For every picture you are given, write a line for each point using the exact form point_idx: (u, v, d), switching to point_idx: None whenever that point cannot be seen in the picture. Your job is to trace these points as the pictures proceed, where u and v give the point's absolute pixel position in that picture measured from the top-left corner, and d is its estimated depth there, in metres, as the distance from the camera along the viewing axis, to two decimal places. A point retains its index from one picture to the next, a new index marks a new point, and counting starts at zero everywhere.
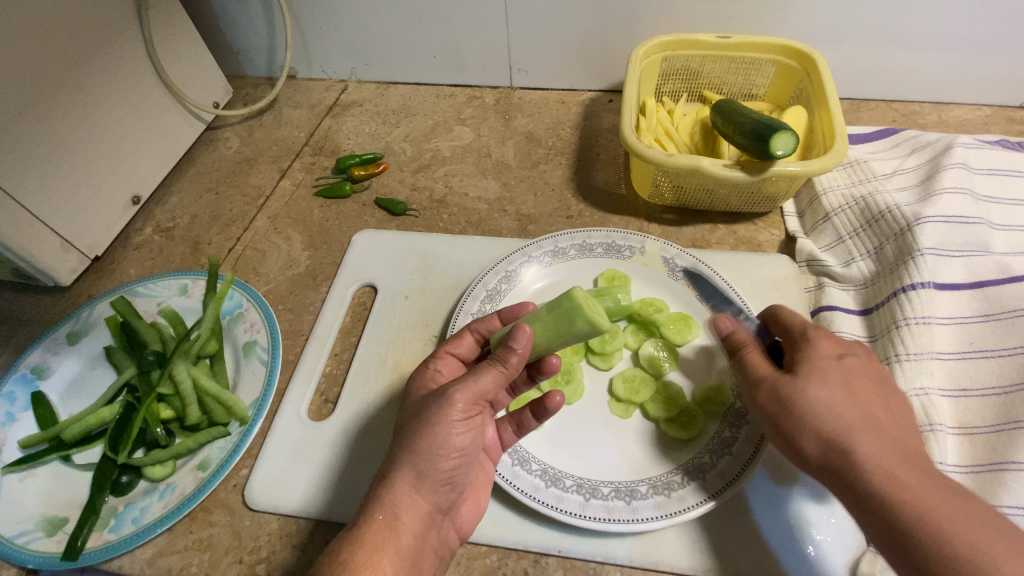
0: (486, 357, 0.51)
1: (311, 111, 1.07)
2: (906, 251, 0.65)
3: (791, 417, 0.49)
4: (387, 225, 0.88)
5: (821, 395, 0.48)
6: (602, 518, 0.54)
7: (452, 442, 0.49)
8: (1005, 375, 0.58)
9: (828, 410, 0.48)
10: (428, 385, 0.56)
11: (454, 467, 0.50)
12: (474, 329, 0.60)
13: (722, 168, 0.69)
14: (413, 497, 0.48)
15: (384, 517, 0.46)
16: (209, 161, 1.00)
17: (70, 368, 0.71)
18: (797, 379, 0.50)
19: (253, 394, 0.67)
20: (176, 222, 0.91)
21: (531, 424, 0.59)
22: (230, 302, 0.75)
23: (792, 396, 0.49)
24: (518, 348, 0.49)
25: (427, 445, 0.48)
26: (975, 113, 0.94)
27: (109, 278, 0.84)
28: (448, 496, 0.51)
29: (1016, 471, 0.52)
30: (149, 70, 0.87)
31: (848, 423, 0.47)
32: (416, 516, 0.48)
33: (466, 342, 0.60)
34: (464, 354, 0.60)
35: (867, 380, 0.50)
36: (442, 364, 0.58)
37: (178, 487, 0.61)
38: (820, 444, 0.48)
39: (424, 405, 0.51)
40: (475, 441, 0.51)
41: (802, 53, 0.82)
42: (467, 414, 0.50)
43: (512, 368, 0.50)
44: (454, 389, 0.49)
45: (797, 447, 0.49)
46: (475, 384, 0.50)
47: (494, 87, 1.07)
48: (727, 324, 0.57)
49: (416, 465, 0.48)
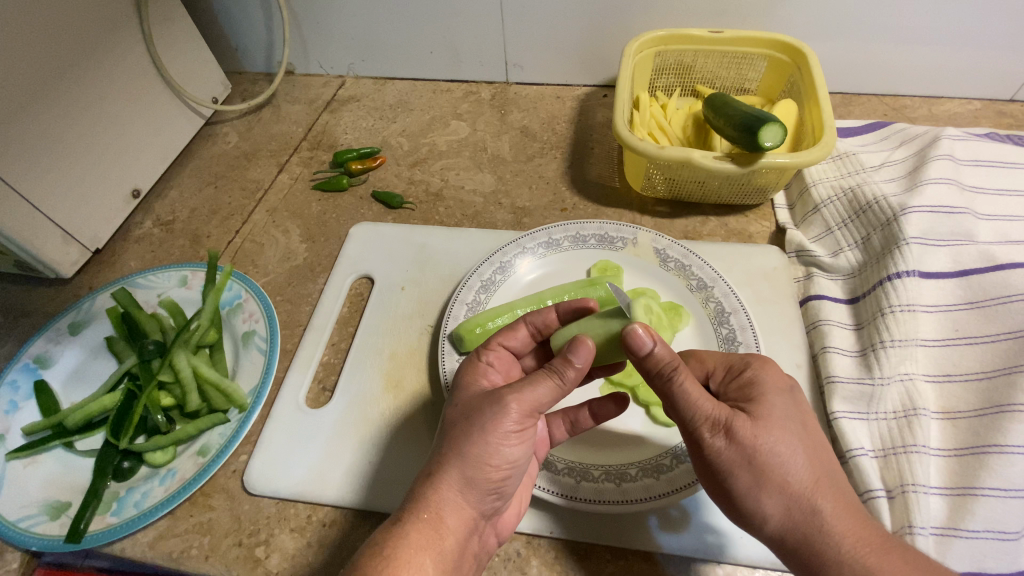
0: (542, 367, 0.51)
1: (309, 106, 1.08)
2: (892, 240, 0.65)
3: (743, 490, 0.46)
4: (384, 217, 0.89)
5: (772, 461, 0.45)
6: (592, 500, 0.55)
7: (503, 453, 0.48)
8: (989, 361, 0.58)
9: (778, 478, 0.45)
10: (478, 380, 0.55)
11: (503, 477, 0.49)
12: (528, 323, 0.60)
13: (714, 161, 0.71)
14: (459, 501, 0.48)
15: (429, 517, 0.46)
16: (208, 156, 1.01)
17: (72, 357, 0.72)
18: (743, 439, 0.45)
19: (251, 383, 0.68)
20: (176, 215, 0.92)
21: (585, 425, 0.60)
22: (229, 293, 0.76)
23: (739, 462, 0.45)
24: (577, 362, 0.50)
25: (478, 452, 0.48)
26: (965, 106, 0.95)
27: (111, 270, 0.85)
28: (493, 504, 0.50)
29: (998, 454, 0.53)
30: (148, 65, 0.88)
31: (772, 475, 0.45)
32: (460, 518, 0.48)
33: (520, 335, 0.59)
34: (515, 347, 0.59)
35: (784, 424, 0.47)
36: (494, 357, 0.57)
37: (179, 472, 0.62)
38: (778, 521, 0.45)
39: (476, 407, 0.50)
40: (525, 452, 0.50)
41: (792, 47, 0.83)
42: (521, 424, 0.49)
43: (568, 382, 0.51)
44: (512, 396, 0.49)
45: (756, 521, 0.46)
46: (532, 394, 0.49)
47: (490, 83, 1.08)
48: (646, 336, 0.47)
49: (465, 471, 0.48)
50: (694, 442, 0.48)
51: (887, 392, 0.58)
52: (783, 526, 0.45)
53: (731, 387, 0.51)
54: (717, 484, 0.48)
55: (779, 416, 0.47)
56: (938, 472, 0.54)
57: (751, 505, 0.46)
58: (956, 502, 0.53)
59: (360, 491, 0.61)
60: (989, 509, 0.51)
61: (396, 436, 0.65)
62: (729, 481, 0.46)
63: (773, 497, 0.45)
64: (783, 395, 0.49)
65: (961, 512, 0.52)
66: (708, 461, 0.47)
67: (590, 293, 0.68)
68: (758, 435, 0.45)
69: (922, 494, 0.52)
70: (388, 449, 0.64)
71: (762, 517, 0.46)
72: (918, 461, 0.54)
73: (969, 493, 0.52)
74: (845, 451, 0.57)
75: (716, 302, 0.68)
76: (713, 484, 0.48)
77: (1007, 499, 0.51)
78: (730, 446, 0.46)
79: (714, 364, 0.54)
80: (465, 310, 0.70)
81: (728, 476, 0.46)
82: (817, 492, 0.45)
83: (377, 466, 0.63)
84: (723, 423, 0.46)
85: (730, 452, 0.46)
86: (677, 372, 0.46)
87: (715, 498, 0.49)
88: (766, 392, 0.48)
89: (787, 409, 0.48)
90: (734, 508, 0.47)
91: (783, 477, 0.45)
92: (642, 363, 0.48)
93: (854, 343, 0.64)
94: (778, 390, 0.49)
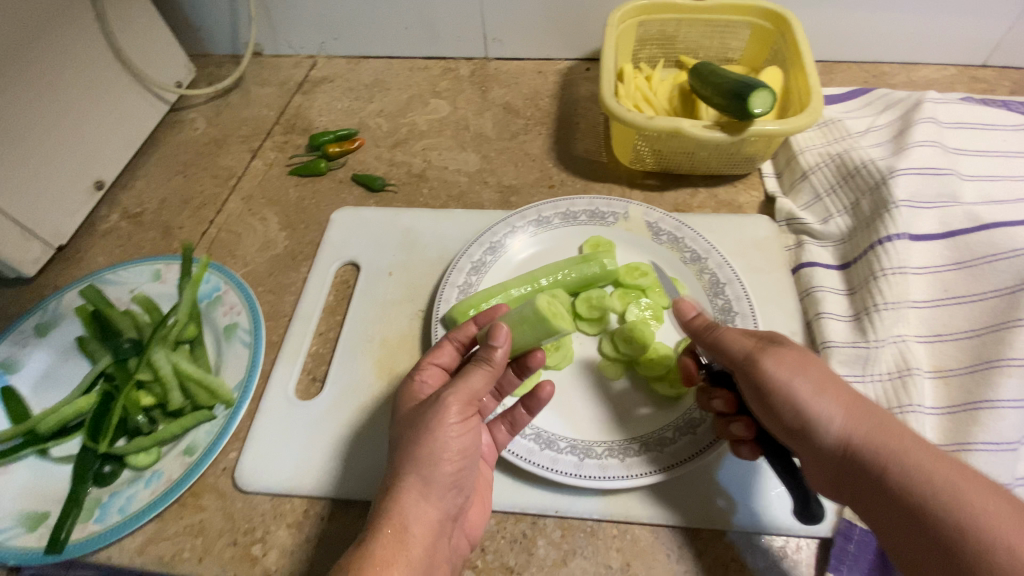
0: (470, 360, 0.52)
1: (280, 88, 1.03)
2: (881, 204, 0.66)
3: (798, 396, 0.47)
4: (366, 201, 0.86)
5: (820, 373, 0.48)
6: (597, 477, 0.55)
7: (452, 446, 0.49)
8: (977, 319, 0.59)
9: (830, 387, 0.47)
10: (416, 398, 0.54)
11: (458, 470, 0.49)
12: (452, 338, 0.57)
13: (704, 130, 0.69)
14: (423, 506, 0.47)
15: (393, 529, 0.45)
16: (175, 143, 0.96)
17: (41, 360, 0.68)
18: (794, 355, 0.49)
19: (237, 377, 0.65)
20: (145, 207, 0.87)
21: (524, 421, 0.57)
22: (207, 286, 0.73)
23: (793, 371, 0.48)
24: (499, 345, 0.50)
25: (430, 451, 0.48)
26: (943, 72, 0.95)
27: (77, 267, 0.80)
28: (456, 502, 0.50)
29: (989, 410, 0.53)
30: (104, 47, 0.82)
31: (824, 383, 0.47)
32: (426, 526, 0.46)
33: (447, 351, 0.57)
34: (447, 363, 0.57)
35: None
36: (427, 374, 0.55)
37: (165, 473, 0.59)
38: (836, 426, 0.45)
39: (419, 415, 0.50)
40: (474, 441, 0.51)
41: (776, 14, 0.82)
42: (462, 415, 0.50)
43: (497, 366, 0.51)
44: (447, 391, 0.50)
45: (814, 430, 0.46)
46: (465, 384, 0.50)
47: (468, 59, 1.05)
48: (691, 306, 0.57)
49: (422, 473, 0.47)
50: (747, 366, 0.50)
51: (882, 354, 0.59)
52: (842, 431, 0.45)
53: None
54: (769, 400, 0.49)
55: None
56: (934, 430, 0.55)
57: (808, 410, 0.46)
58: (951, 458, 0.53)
59: (359, 482, 0.59)
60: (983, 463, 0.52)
61: None
62: (783, 392, 0.48)
63: (828, 402, 0.46)
64: None
65: None
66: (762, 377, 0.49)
67: (585, 270, 0.66)
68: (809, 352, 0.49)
69: None
70: (385, 438, 0.62)
71: (821, 422, 0.46)
72: (914, 420, 0.55)
73: (964, 449, 0.53)
74: None
75: (710, 273, 0.67)
76: (767, 403, 0.49)
77: (1000, 453, 0.52)
78: (784, 360, 0.48)
79: None
80: (457, 293, 0.68)
81: (784, 385, 0.48)
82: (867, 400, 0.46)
83: (374, 456, 0.61)
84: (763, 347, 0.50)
85: (784, 364, 0.48)
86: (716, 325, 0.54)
87: (770, 419, 0.50)
88: None
89: None
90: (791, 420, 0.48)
91: (834, 387, 0.47)
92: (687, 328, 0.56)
93: (847, 308, 0.64)
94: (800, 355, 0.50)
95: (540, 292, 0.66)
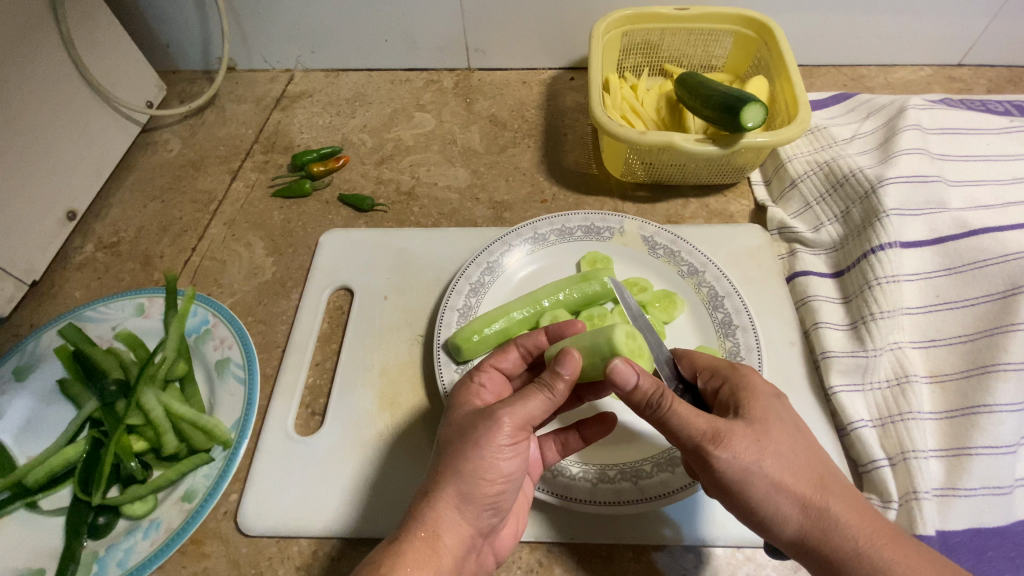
0: (532, 381, 0.51)
1: (257, 105, 1.00)
2: (872, 213, 0.67)
3: (757, 498, 0.45)
4: (355, 222, 0.84)
5: (777, 464, 0.45)
6: (611, 502, 0.55)
7: (498, 467, 0.47)
8: (969, 324, 0.60)
9: (787, 480, 0.45)
10: (471, 400, 0.54)
11: (499, 492, 0.48)
12: (520, 345, 0.59)
13: (695, 144, 0.69)
14: (456, 518, 0.46)
15: (425, 536, 0.45)
16: (149, 166, 0.92)
17: (22, 406, 0.64)
18: (747, 446, 0.45)
19: (234, 416, 0.63)
20: (121, 236, 0.83)
21: (577, 446, 0.58)
22: (195, 319, 0.70)
23: (749, 469, 0.45)
24: (565, 373, 0.49)
25: (473, 467, 0.47)
26: (917, 73, 0.98)
27: (52, 303, 0.77)
28: (490, 521, 0.49)
29: (987, 414, 0.55)
30: (71, 70, 0.78)
31: (780, 479, 0.45)
32: (458, 538, 0.46)
33: (512, 357, 0.59)
34: (508, 368, 0.58)
35: (780, 425, 0.47)
36: (486, 378, 0.56)
37: (165, 522, 0.57)
38: (794, 523, 0.45)
39: (469, 425, 0.49)
40: (521, 466, 0.49)
41: (758, 22, 0.83)
42: (514, 438, 0.48)
43: (558, 395, 0.50)
44: (502, 410, 0.48)
45: (773, 527, 0.46)
46: (523, 407, 0.49)
47: (451, 70, 1.03)
48: (628, 369, 0.48)
49: (461, 487, 0.46)
50: (699, 458, 0.46)
51: (880, 362, 0.60)
52: (799, 529, 0.45)
53: (722, 390, 0.51)
54: (730, 495, 0.46)
55: (773, 423, 0.47)
56: (933, 436, 0.57)
57: (767, 510, 0.45)
58: (951, 463, 0.55)
59: (368, 519, 0.58)
60: (983, 466, 0.54)
61: (398, 456, 0.62)
62: (743, 492, 0.46)
63: (787, 501, 0.45)
64: (773, 403, 0.49)
65: (958, 472, 0.54)
66: (717, 474, 0.46)
67: (585, 289, 0.66)
68: (759, 438, 0.46)
69: (922, 459, 0.54)
70: (391, 472, 0.61)
71: (780, 521, 0.45)
72: (914, 427, 0.56)
73: (964, 453, 0.54)
74: (847, 424, 0.58)
75: (708, 286, 0.68)
76: (725, 496, 0.47)
77: (999, 455, 0.54)
78: (738, 457, 0.45)
79: (703, 364, 0.54)
80: (457, 317, 0.67)
81: (743, 486, 0.45)
82: (824, 488, 0.45)
83: (381, 491, 0.60)
84: (717, 433, 0.46)
85: (738, 460, 0.45)
86: (664, 399, 0.47)
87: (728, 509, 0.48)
88: (757, 397, 0.49)
89: (780, 411, 0.48)
90: (749, 516, 0.47)
91: (791, 479, 0.45)
92: (629, 397, 0.49)
93: (844, 316, 0.65)
94: (774, 394, 0.50)
95: (541, 313, 0.66)
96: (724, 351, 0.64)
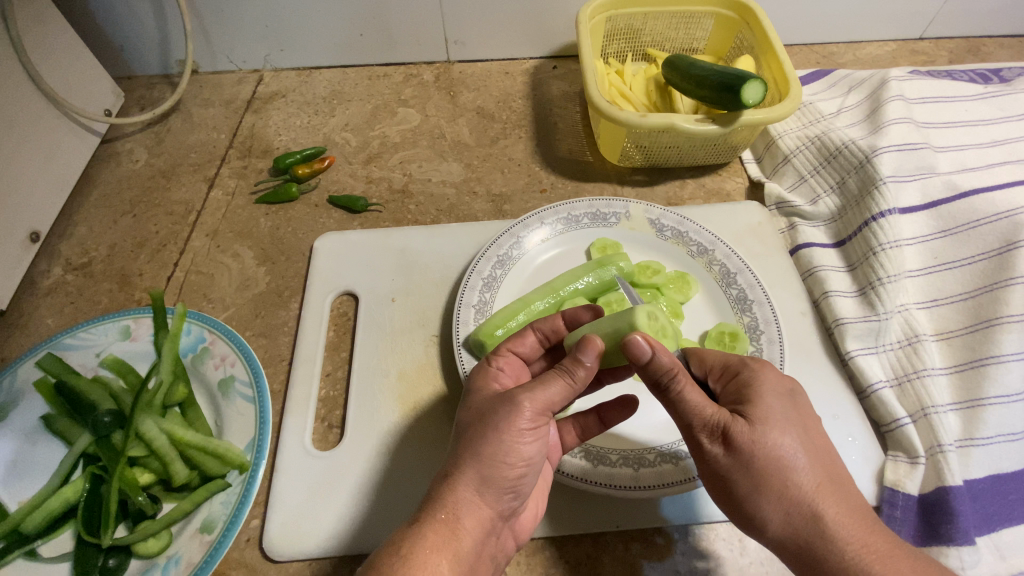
0: (552, 367, 0.49)
1: (227, 108, 0.94)
2: (869, 182, 0.69)
3: (743, 495, 0.46)
4: (349, 223, 0.80)
5: (770, 465, 0.45)
6: (655, 486, 0.54)
7: (519, 450, 0.46)
8: (969, 282, 0.63)
9: (778, 484, 0.45)
10: (490, 384, 0.52)
11: (519, 474, 0.46)
12: (537, 329, 0.57)
13: (695, 123, 0.70)
14: (474, 500, 0.45)
15: (445, 517, 0.43)
16: (114, 179, 0.85)
17: (4, 449, 0.58)
18: (743, 442, 0.45)
19: (246, 437, 0.59)
20: (92, 256, 0.77)
21: (596, 430, 0.57)
22: (189, 338, 0.65)
23: (736, 466, 0.46)
24: (587, 361, 0.47)
25: (493, 450, 0.45)
26: (883, 48, 1.02)
27: (23, 334, 0.70)
28: (510, 504, 0.47)
29: (996, 365, 0.58)
30: (21, 78, 0.71)
31: (770, 481, 0.45)
32: (477, 519, 0.44)
33: (529, 341, 0.56)
34: (525, 353, 0.56)
35: (782, 427, 0.46)
36: (504, 362, 0.54)
37: (184, 557, 0.53)
38: (779, 527, 0.45)
39: (489, 408, 0.47)
40: (541, 449, 0.48)
41: (739, 3, 0.84)
42: (534, 423, 0.46)
43: (579, 381, 0.48)
44: (523, 396, 0.46)
45: (758, 526, 0.47)
46: (543, 394, 0.47)
47: (430, 63, 1.00)
48: (645, 344, 0.45)
49: (481, 470, 0.45)
50: (692, 442, 0.48)
51: (890, 325, 0.62)
52: (784, 532, 0.45)
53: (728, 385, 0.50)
54: (720, 487, 0.48)
55: (775, 424, 0.46)
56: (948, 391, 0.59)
57: (752, 510, 0.46)
58: (967, 414, 0.57)
59: None
60: (998, 415, 0.56)
61: (427, 462, 0.59)
62: (731, 485, 0.47)
63: (772, 504, 0.45)
64: (780, 405, 0.47)
65: (975, 422, 0.56)
66: (708, 464, 0.48)
67: (602, 275, 0.66)
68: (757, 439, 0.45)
69: (941, 414, 0.56)
70: (422, 479, 0.59)
71: (763, 522, 0.46)
72: (930, 385, 0.58)
73: (978, 404, 0.57)
74: (866, 386, 0.60)
75: (719, 264, 0.69)
76: (716, 489, 0.48)
77: (1009, 403, 0.56)
78: (729, 452, 0.46)
79: (712, 362, 0.52)
80: (474, 314, 0.65)
81: (728, 479, 0.47)
82: (820, 496, 0.44)
83: (415, 499, 0.57)
84: (723, 427, 0.46)
85: (726, 456, 0.46)
86: (674, 380, 0.45)
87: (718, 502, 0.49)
88: (762, 396, 0.47)
89: (786, 413, 0.47)
90: (735, 512, 0.48)
91: (784, 483, 0.45)
92: (646, 369, 0.46)
93: (851, 284, 0.67)
94: (786, 393, 0.49)
95: (562, 302, 0.65)
96: (743, 326, 0.64)
